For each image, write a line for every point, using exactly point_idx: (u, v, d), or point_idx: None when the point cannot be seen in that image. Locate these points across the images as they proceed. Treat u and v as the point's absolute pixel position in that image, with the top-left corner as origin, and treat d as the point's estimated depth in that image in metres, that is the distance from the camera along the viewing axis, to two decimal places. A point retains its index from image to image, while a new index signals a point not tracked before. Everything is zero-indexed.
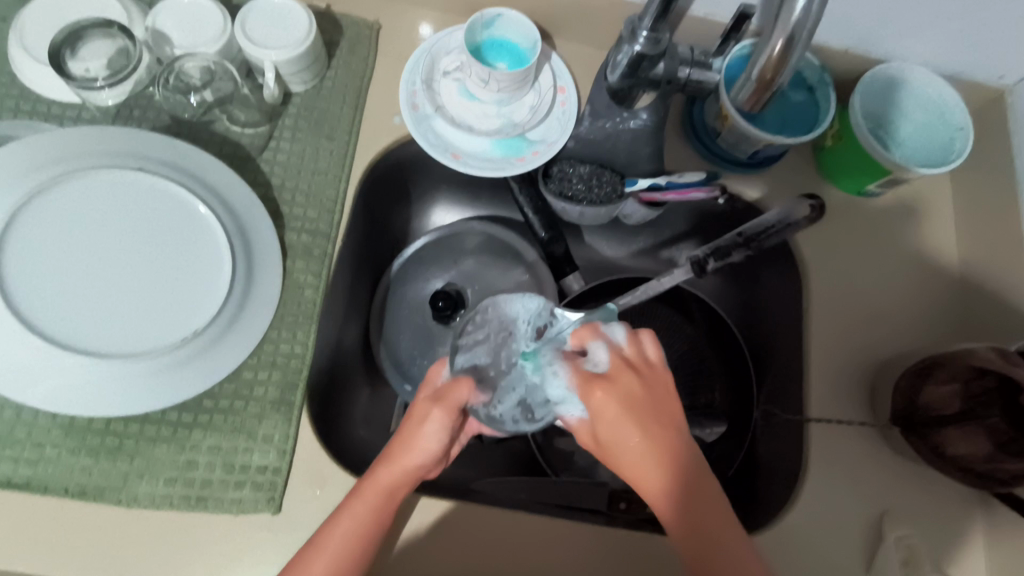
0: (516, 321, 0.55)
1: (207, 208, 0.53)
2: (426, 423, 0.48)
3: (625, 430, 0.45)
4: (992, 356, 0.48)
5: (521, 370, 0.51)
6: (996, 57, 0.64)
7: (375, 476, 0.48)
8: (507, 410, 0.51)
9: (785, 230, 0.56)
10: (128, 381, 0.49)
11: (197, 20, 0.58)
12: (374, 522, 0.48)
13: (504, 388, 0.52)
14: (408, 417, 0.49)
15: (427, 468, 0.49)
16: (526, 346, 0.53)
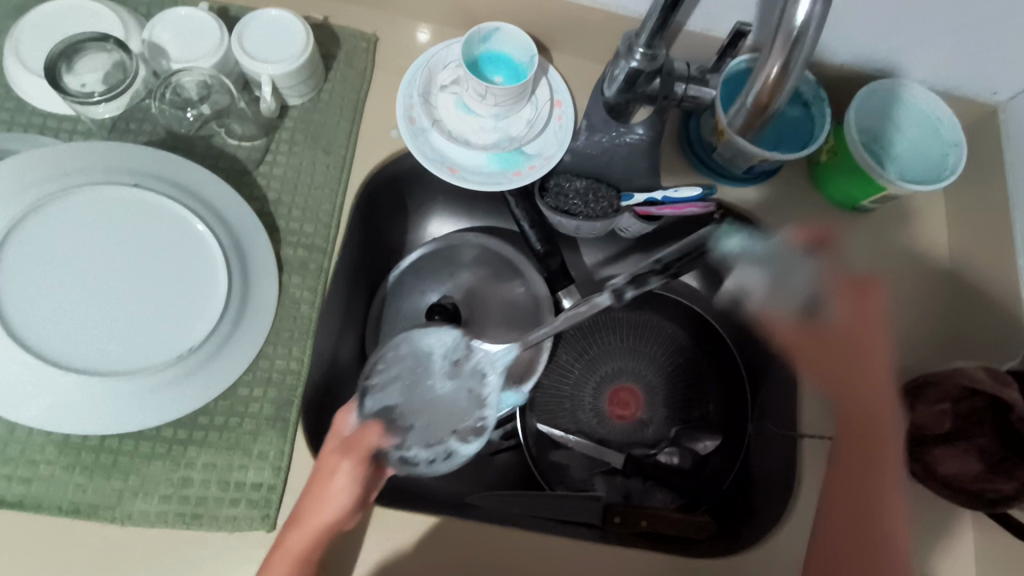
0: (430, 356, 0.65)
1: (204, 225, 0.53)
2: (333, 473, 0.52)
3: (867, 313, 0.59)
4: (981, 377, 0.51)
5: (432, 405, 0.63)
6: (989, 74, 0.64)
7: (291, 533, 0.49)
8: (419, 451, 0.60)
9: (694, 260, 0.55)
10: (123, 399, 0.49)
11: (194, 33, 0.58)
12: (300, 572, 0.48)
13: (413, 432, 0.61)
14: (317, 474, 0.52)
15: (341, 523, 0.50)
16: (441, 383, 0.63)
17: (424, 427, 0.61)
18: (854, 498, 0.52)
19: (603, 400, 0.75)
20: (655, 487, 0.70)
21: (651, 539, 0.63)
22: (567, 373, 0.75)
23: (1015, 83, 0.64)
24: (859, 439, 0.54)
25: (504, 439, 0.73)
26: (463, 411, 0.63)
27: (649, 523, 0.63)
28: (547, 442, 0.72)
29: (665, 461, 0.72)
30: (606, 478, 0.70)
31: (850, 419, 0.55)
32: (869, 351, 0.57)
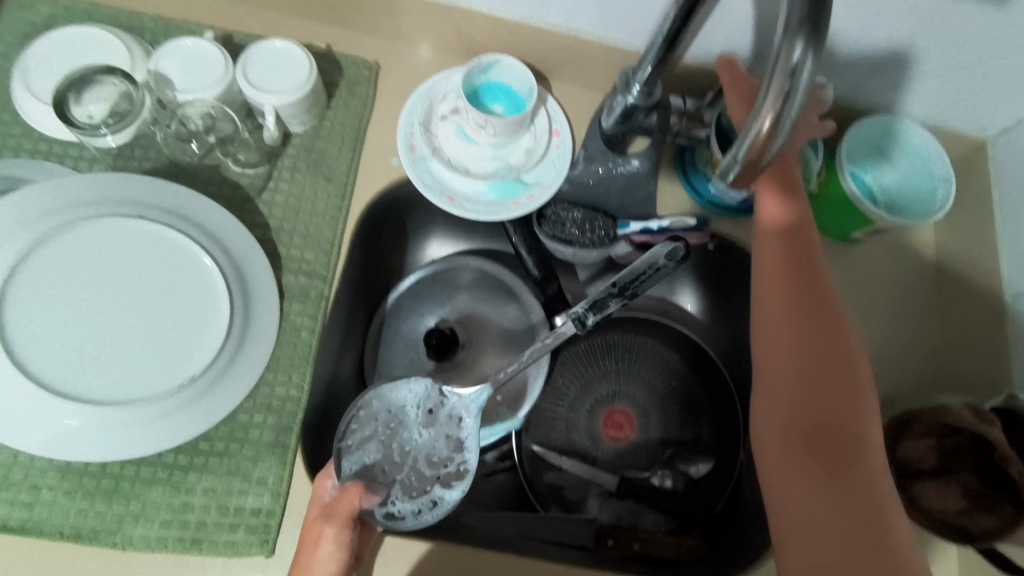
0: (403, 409, 0.60)
1: (210, 258, 0.54)
2: (319, 546, 0.48)
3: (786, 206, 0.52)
4: (967, 416, 0.52)
5: (410, 458, 0.58)
6: (978, 111, 0.66)
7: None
8: (404, 505, 0.56)
9: (652, 276, 0.62)
10: (127, 428, 0.50)
11: (198, 63, 0.59)
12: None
13: (395, 486, 0.57)
14: (303, 542, 0.50)
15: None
16: (417, 434, 0.59)
17: (408, 480, 0.57)
18: (799, 395, 0.46)
19: (598, 422, 0.76)
20: (647, 509, 0.71)
21: (642, 562, 0.64)
22: (563, 395, 0.76)
23: (1003, 120, 0.65)
24: (804, 330, 0.48)
25: (499, 460, 0.74)
26: (442, 462, 0.58)
27: (641, 546, 0.64)
28: (542, 463, 0.73)
29: (657, 483, 0.72)
30: (599, 500, 0.71)
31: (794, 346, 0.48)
32: (800, 258, 0.51)
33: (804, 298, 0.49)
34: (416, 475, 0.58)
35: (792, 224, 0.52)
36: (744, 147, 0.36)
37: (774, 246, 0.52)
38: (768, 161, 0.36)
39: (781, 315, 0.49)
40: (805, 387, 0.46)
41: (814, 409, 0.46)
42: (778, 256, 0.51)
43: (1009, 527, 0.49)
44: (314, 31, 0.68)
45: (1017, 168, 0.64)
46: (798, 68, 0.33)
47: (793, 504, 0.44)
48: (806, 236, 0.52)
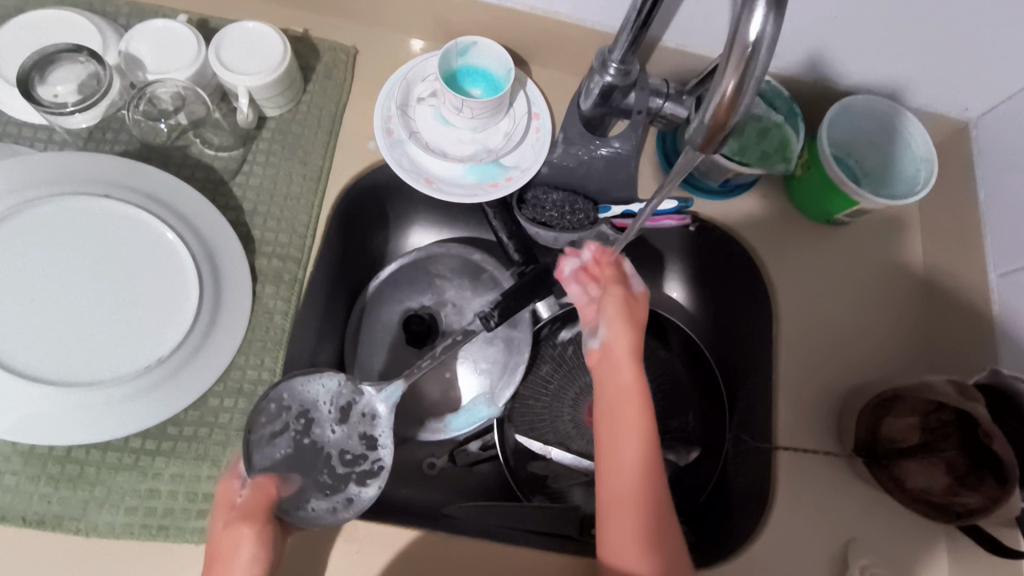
0: (316, 404, 0.56)
1: (174, 234, 0.53)
2: (238, 549, 0.47)
3: (626, 326, 0.55)
4: (947, 391, 0.51)
5: (323, 456, 0.55)
6: (960, 93, 0.65)
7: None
8: (319, 505, 0.53)
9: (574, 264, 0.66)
10: (89, 409, 0.49)
11: (170, 45, 0.59)
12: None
13: (308, 486, 0.54)
14: (217, 551, 0.47)
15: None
16: (329, 430, 0.56)
17: (321, 479, 0.54)
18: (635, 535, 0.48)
19: (582, 412, 0.73)
20: None
21: None
22: (546, 384, 0.74)
23: (985, 100, 0.65)
24: (640, 464, 0.50)
25: (483, 450, 0.72)
26: (355, 459, 0.56)
27: None
28: (525, 451, 0.71)
29: None
30: (584, 489, 0.70)
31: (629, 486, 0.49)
32: (633, 387, 0.52)
33: (638, 437, 0.51)
34: (328, 474, 0.55)
35: (631, 350, 0.54)
36: (709, 109, 0.36)
37: (614, 366, 0.54)
38: (734, 124, 0.36)
39: (618, 447, 0.51)
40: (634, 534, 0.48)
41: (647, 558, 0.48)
42: (617, 381, 0.53)
43: (994, 506, 0.48)
44: (290, 15, 0.67)
45: (1001, 148, 0.64)
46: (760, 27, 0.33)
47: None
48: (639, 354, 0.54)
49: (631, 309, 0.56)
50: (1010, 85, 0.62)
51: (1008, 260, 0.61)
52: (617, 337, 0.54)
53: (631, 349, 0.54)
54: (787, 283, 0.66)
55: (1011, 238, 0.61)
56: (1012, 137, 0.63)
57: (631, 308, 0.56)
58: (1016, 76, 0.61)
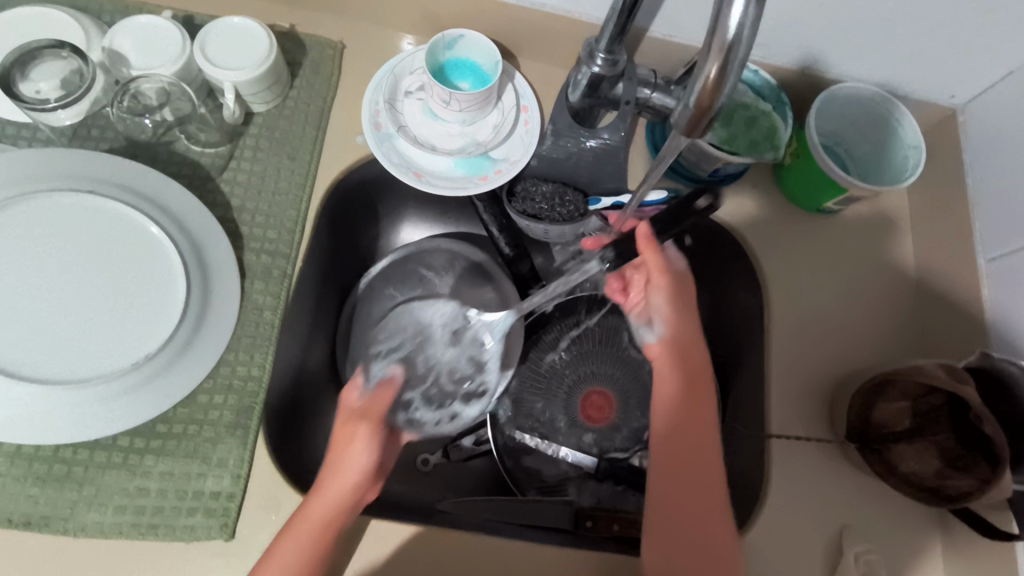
0: (430, 326, 0.70)
1: (157, 227, 0.53)
2: (353, 444, 0.54)
3: (683, 324, 0.58)
4: (938, 373, 0.51)
5: (434, 368, 0.68)
6: (946, 80, 0.66)
7: (298, 512, 0.50)
8: (427, 414, 0.66)
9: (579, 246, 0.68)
10: (74, 407, 0.48)
11: (154, 41, 0.58)
12: (309, 561, 0.48)
13: (419, 396, 0.66)
14: (336, 442, 0.55)
15: (352, 503, 0.52)
16: (442, 351, 0.69)
17: (432, 390, 0.67)
18: (693, 522, 0.51)
19: (576, 406, 0.73)
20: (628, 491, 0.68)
21: (621, 542, 0.61)
22: (539, 381, 0.74)
23: (972, 87, 0.65)
24: (701, 461, 0.52)
25: (477, 445, 0.71)
26: (462, 378, 0.68)
27: (621, 527, 0.61)
28: (517, 446, 0.71)
29: (637, 463, 0.70)
30: (579, 485, 0.69)
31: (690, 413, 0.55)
32: (694, 387, 0.55)
33: (700, 388, 0.56)
34: (432, 390, 0.67)
35: (691, 348, 0.57)
36: (694, 93, 0.36)
37: (673, 367, 0.56)
38: (719, 107, 0.36)
39: (678, 441, 0.53)
40: (690, 522, 0.51)
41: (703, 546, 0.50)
42: (677, 378, 0.56)
43: (986, 487, 0.48)
44: (275, 10, 0.67)
45: (988, 135, 0.64)
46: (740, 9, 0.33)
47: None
48: (698, 355, 0.57)
49: (680, 302, 0.58)
50: (995, 70, 0.62)
51: (997, 246, 0.61)
52: (674, 335, 0.57)
53: (689, 350, 0.57)
54: (777, 271, 0.67)
55: (1000, 222, 0.61)
56: (1000, 122, 0.63)
57: (685, 303, 0.58)
58: (1001, 61, 0.61)
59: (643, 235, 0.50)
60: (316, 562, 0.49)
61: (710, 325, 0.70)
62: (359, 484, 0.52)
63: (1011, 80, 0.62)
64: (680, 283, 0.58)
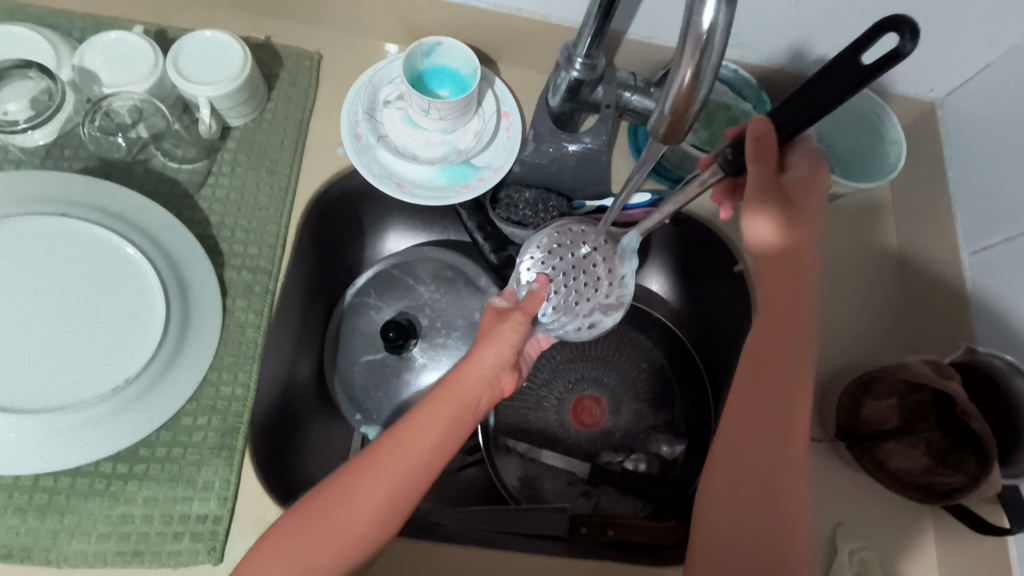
0: (560, 250, 0.60)
1: (133, 248, 0.52)
2: (505, 324, 0.49)
3: (797, 242, 0.48)
4: (925, 371, 0.51)
5: (560, 283, 0.60)
6: (925, 76, 0.66)
7: (436, 396, 0.46)
8: (566, 324, 0.60)
9: None
10: (53, 436, 0.47)
11: (125, 57, 0.57)
12: (446, 440, 0.45)
13: (558, 307, 0.60)
14: (485, 329, 0.50)
15: (484, 396, 0.47)
16: (579, 270, 0.60)
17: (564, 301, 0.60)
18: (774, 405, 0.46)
19: (568, 412, 0.73)
20: (622, 495, 0.68)
21: (616, 548, 0.60)
22: (531, 387, 0.73)
23: (950, 81, 0.65)
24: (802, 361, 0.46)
25: (470, 454, 0.72)
26: (600, 294, 0.61)
27: (616, 532, 0.60)
28: (508, 454, 0.70)
29: (631, 468, 0.70)
30: (574, 491, 0.69)
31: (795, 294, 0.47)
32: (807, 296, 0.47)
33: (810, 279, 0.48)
34: (572, 305, 0.60)
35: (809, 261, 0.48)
36: (670, 97, 0.36)
37: (766, 285, 0.48)
38: (696, 112, 0.36)
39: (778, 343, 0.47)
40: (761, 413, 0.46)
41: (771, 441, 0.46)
42: (781, 279, 0.47)
43: (975, 483, 0.48)
44: (249, 22, 0.66)
45: (969, 129, 0.64)
46: (711, 14, 0.32)
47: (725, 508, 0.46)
48: (811, 263, 0.48)
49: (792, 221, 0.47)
50: (973, 63, 0.62)
51: (980, 239, 0.61)
52: (780, 251, 0.48)
53: (800, 263, 0.48)
54: None
55: (981, 217, 0.62)
56: (981, 115, 0.63)
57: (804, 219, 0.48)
58: (978, 55, 0.61)
59: (752, 135, 0.44)
60: (448, 447, 0.46)
61: (706, 331, 0.74)
62: (495, 378, 0.48)
63: (989, 73, 0.62)
64: (792, 190, 0.48)
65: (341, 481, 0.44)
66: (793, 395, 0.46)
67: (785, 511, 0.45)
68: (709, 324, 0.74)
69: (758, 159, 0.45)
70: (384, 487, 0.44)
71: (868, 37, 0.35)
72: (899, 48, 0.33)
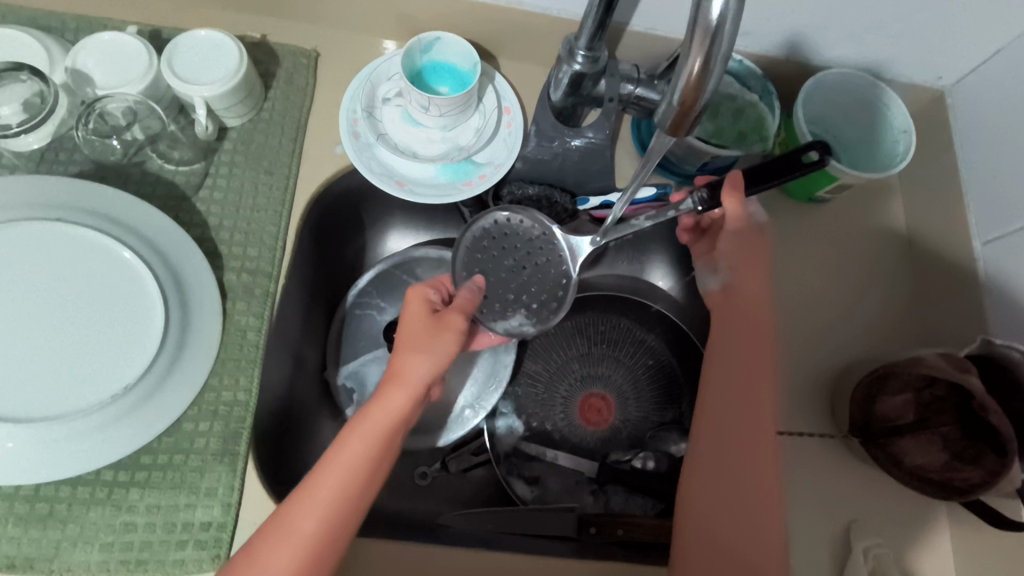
0: (512, 235, 0.60)
1: (130, 251, 0.51)
2: (440, 335, 0.50)
3: (750, 270, 0.57)
4: (941, 365, 0.50)
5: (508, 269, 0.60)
6: (934, 63, 0.64)
7: (363, 414, 0.48)
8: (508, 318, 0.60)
9: None
10: (53, 444, 0.47)
11: (119, 58, 0.56)
12: (380, 456, 0.47)
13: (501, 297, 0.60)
14: (411, 339, 0.50)
15: (412, 409, 0.49)
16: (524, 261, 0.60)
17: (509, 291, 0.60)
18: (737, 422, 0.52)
19: (575, 410, 0.72)
20: (631, 494, 0.67)
21: (626, 547, 0.59)
22: (536, 386, 0.72)
23: (960, 68, 0.64)
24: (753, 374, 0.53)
25: (476, 455, 0.69)
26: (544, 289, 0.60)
27: (626, 531, 0.59)
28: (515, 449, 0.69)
29: (639, 466, 0.68)
30: (581, 490, 0.68)
31: (749, 321, 0.55)
32: (746, 318, 0.55)
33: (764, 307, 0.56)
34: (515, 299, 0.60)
35: (751, 287, 0.56)
36: (678, 89, 0.35)
37: (725, 310, 0.57)
38: (705, 103, 0.35)
39: (728, 362, 0.54)
40: (730, 424, 0.52)
41: (740, 451, 0.51)
42: (737, 309, 0.56)
43: (994, 479, 0.47)
44: (244, 20, 0.65)
45: (981, 116, 0.62)
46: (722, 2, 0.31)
47: (702, 522, 0.50)
48: (764, 291, 0.56)
49: (748, 249, 0.57)
50: (983, 50, 0.61)
51: (993, 227, 0.60)
52: (734, 279, 0.57)
53: (752, 289, 0.56)
54: (783, 250, 0.66)
55: (994, 207, 0.60)
56: (993, 103, 0.61)
57: (752, 250, 0.57)
58: (989, 41, 0.60)
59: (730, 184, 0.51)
60: (382, 461, 0.48)
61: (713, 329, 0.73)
62: (422, 389, 0.49)
63: (999, 60, 0.60)
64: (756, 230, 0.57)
65: (287, 509, 0.45)
66: (750, 409, 0.52)
67: (759, 512, 0.49)
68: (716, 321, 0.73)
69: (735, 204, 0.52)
70: (323, 507, 0.45)
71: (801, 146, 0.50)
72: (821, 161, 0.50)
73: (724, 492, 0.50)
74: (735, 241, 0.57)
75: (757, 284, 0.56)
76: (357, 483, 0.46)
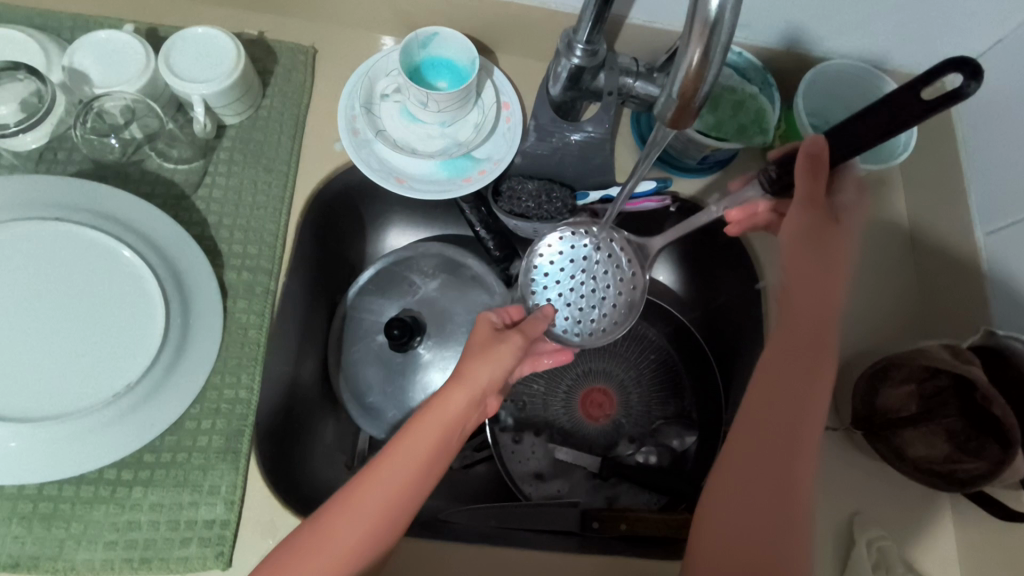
0: (575, 248, 0.61)
1: (130, 250, 0.51)
2: (504, 344, 0.48)
3: (824, 262, 0.49)
4: (943, 355, 0.50)
5: (578, 281, 0.62)
6: (934, 52, 0.63)
7: (421, 417, 0.46)
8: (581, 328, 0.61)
9: None
10: (55, 443, 0.47)
11: (117, 57, 0.56)
12: (434, 461, 0.46)
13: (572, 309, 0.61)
14: (477, 345, 0.49)
15: (470, 418, 0.47)
16: (593, 269, 0.61)
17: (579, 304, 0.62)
18: (785, 426, 0.46)
19: (576, 405, 0.72)
20: (637, 488, 0.67)
21: (629, 541, 0.59)
22: (537, 381, 0.72)
23: (961, 57, 0.63)
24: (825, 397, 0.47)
25: (478, 450, 0.70)
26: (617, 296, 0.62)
27: (629, 526, 0.59)
28: (521, 447, 0.69)
29: (642, 461, 0.69)
30: (585, 486, 0.68)
31: (813, 319, 0.48)
32: (812, 317, 0.48)
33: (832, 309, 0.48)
34: (587, 311, 0.62)
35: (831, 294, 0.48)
36: (678, 80, 0.34)
37: (793, 306, 0.49)
38: (705, 94, 0.35)
39: (788, 370, 0.47)
40: (783, 437, 0.46)
41: (788, 470, 0.46)
42: (798, 305, 0.48)
43: (1000, 469, 0.47)
44: (241, 18, 0.65)
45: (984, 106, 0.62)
46: None
47: (725, 531, 0.46)
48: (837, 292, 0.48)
49: (825, 239, 0.49)
50: (984, 39, 0.60)
51: (996, 218, 0.60)
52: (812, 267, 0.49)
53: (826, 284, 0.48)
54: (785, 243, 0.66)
55: (996, 198, 0.60)
56: (995, 93, 0.61)
57: (828, 244, 0.49)
58: (990, 31, 0.59)
59: (808, 153, 0.47)
60: (437, 465, 0.46)
61: (711, 323, 0.74)
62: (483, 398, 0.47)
63: (1000, 50, 0.60)
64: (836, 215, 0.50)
65: (350, 493, 0.45)
66: (802, 413, 0.46)
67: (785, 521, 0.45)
68: (715, 315, 0.73)
69: (809, 173, 0.47)
70: (383, 499, 0.44)
71: (929, 75, 0.39)
72: (965, 87, 0.37)
73: (755, 508, 0.46)
74: (811, 225, 0.48)
75: (832, 279, 0.48)
76: (384, 518, 0.44)
